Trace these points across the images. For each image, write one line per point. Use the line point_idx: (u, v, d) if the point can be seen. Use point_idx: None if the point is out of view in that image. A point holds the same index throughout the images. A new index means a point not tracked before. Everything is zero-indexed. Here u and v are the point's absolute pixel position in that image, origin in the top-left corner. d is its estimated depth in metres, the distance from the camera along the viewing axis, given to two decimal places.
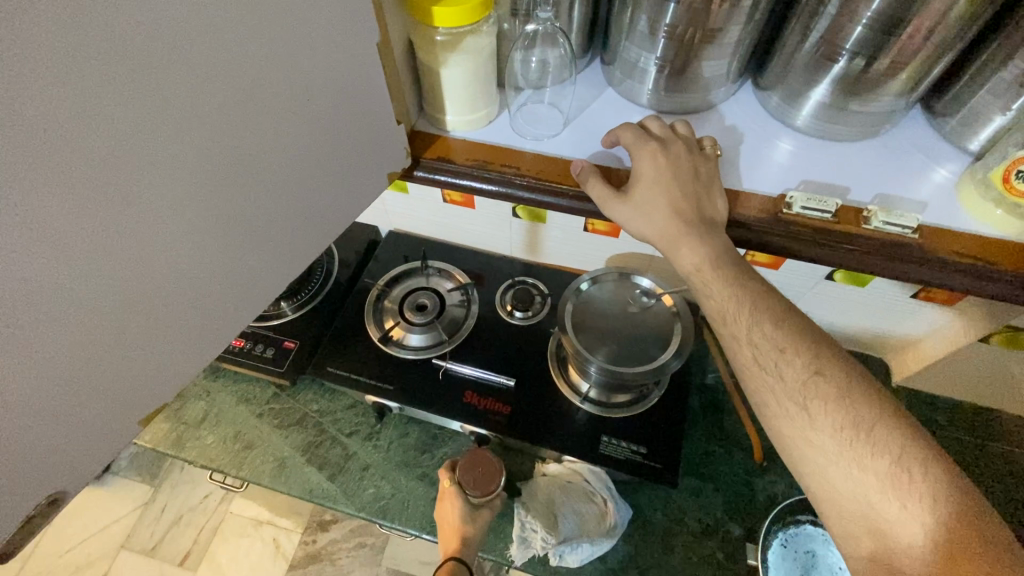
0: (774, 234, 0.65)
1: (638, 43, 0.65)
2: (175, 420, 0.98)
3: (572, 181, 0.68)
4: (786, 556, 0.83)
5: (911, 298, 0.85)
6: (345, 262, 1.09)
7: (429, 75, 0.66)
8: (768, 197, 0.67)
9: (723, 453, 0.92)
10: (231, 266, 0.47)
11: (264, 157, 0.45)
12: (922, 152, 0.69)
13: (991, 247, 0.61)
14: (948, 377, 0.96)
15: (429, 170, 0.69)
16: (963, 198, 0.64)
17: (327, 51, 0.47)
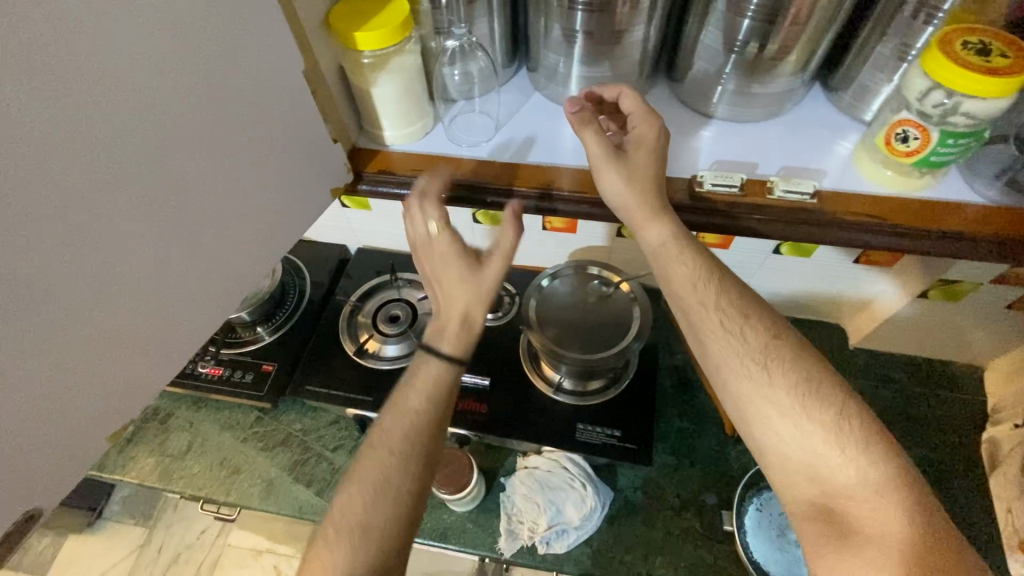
0: (686, 213, 0.70)
1: (553, 49, 0.69)
2: (162, 454, 0.99)
3: (505, 180, 0.73)
4: (762, 520, 0.87)
5: (854, 263, 0.90)
6: (317, 282, 1.11)
7: (363, 95, 0.70)
8: (681, 179, 0.71)
9: (695, 428, 0.96)
10: (177, 287, 0.51)
11: (201, 184, 0.49)
12: (829, 126, 0.73)
13: (878, 207, 0.66)
14: (900, 334, 1.02)
15: (372, 183, 0.73)
16: (859, 166, 0.69)
17: (256, 84, 0.52)
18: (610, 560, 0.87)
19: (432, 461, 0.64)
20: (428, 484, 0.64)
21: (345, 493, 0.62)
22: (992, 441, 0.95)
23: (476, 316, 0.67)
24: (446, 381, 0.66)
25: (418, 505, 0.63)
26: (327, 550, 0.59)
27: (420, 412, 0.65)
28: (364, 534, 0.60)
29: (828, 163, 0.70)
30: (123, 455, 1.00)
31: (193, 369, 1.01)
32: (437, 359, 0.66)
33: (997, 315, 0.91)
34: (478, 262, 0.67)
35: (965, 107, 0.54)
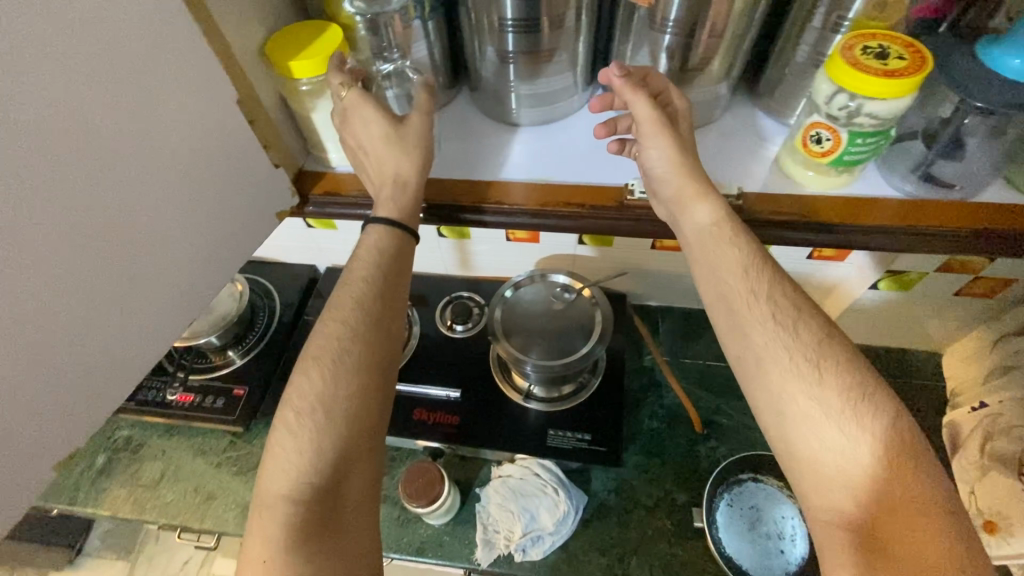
0: (622, 222, 0.72)
1: (490, 70, 0.72)
2: (134, 484, 0.99)
3: (447, 197, 0.74)
4: (734, 515, 0.89)
5: (807, 259, 0.90)
6: (287, 303, 1.12)
7: (305, 120, 0.72)
8: (614, 187, 0.74)
9: (666, 428, 0.98)
10: (122, 319, 0.53)
11: (139, 218, 0.51)
12: (758, 130, 0.76)
13: (815, 207, 0.68)
14: (860, 325, 1.05)
15: (320, 205, 0.76)
16: (782, 167, 0.71)
17: (188, 115, 0.54)
18: (585, 564, 0.87)
19: (385, 328, 0.64)
20: (385, 353, 0.64)
21: (299, 374, 0.62)
22: (951, 424, 0.98)
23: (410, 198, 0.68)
24: (391, 252, 0.67)
25: (381, 375, 0.63)
26: (288, 431, 0.59)
27: (367, 276, 0.66)
28: (325, 412, 0.59)
29: (757, 166, 0.73)
30: (95, 487, 0.99)
31: (162, 396, 1.01)
32: (377, 227, 0.67)
33: (946, 302, 0.95)
34: (398, 122, 0.67)
35: (867, 109, 0.58)
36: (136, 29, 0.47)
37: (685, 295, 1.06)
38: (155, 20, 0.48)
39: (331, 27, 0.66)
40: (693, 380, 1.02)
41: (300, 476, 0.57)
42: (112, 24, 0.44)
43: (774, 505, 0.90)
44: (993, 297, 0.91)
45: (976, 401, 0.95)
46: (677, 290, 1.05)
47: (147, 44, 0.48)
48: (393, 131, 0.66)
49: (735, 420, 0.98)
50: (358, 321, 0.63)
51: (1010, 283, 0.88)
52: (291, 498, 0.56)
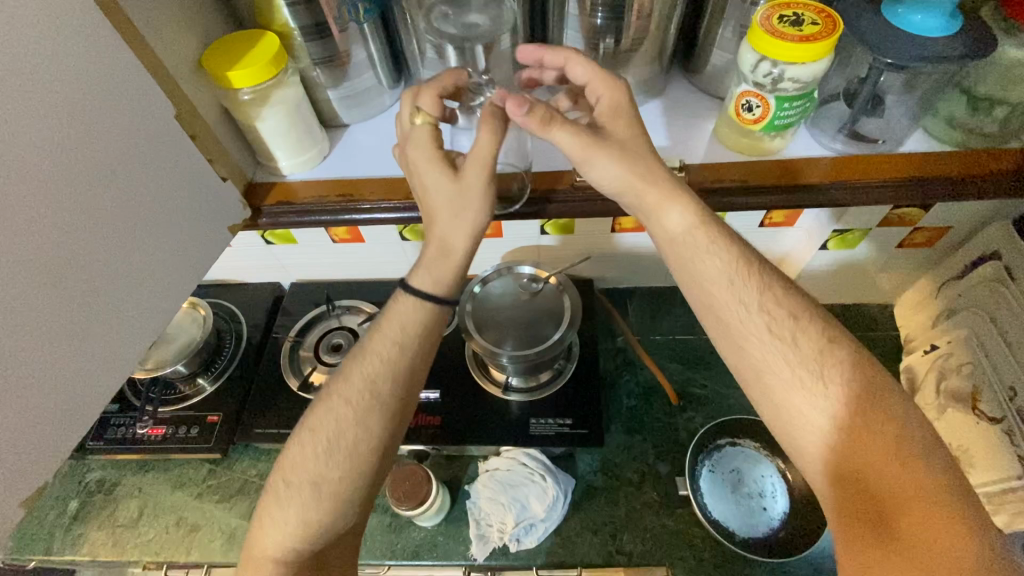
0: (575, 202, 0.74)
1: (431, 66, 0.73)
2: (112, 525, 0.95)
3: (402, 196, 0.74)
4: (716, 480, 0.92)
5: (761, 227, 0.94)
6: (254, 324, 1.10)
7: (251, 131, 0.72)
8: (564, 172, 0.75)
9: (644, 404, 1.00)
10: (75, 346, 0.51)
11: (83, 240, 0.50)
12: (695, 106, 0.79)
13: (760, 172, 0.72)
14: (816, 287, 1.09)
15: (273, 215, 0.75)
16: (722, 138, 0.74)
17: (124, 133, 0.53)
18: (580, 545, 0.89)
19: (388, 406, 0.64)
20: (372, 474, 0.64)
21: (298, 443, 0.64)
22: (908, 368, 1.03)
23: (448, 266, 0.66)
24: (415, 324, 0.66)
25: (375, 457, 0.64)
26: (282, 499, 0.62)
27: (380, 352, 0.66)
28: (317, 490, 0.62)
29: (698, 139, 0.76)
30: (70, 533, 0.95)
31: (133, 432, 0.98)
32: (409, 298, 0.66)
33: (891, 255, 1.00)
34: (456, 173, 0.63)
35: (790, 74, 0.61)
36: (60, 48, 0.45)
37: (649, 275, 1.08)
38: (77, 36, 0.47)
39: (266, 35, 0.66)
40: (666, 356, 1.05)
41: (288, 541, 0.62)
42: (35, 45, 0.44)
43: (753, 466, 0.93)
44: (934, 246, 0.97)
45: (929, 343, 1.00)
46: (641, 271, 1.07)
47: (76, 63, 0.47)
48: (453, 189, 0.62)
49: (708, 388, 1.01)
50: (357, 400, 0.64)
51: (947, 230, 0.94)
52: (280, 559, 0.62)
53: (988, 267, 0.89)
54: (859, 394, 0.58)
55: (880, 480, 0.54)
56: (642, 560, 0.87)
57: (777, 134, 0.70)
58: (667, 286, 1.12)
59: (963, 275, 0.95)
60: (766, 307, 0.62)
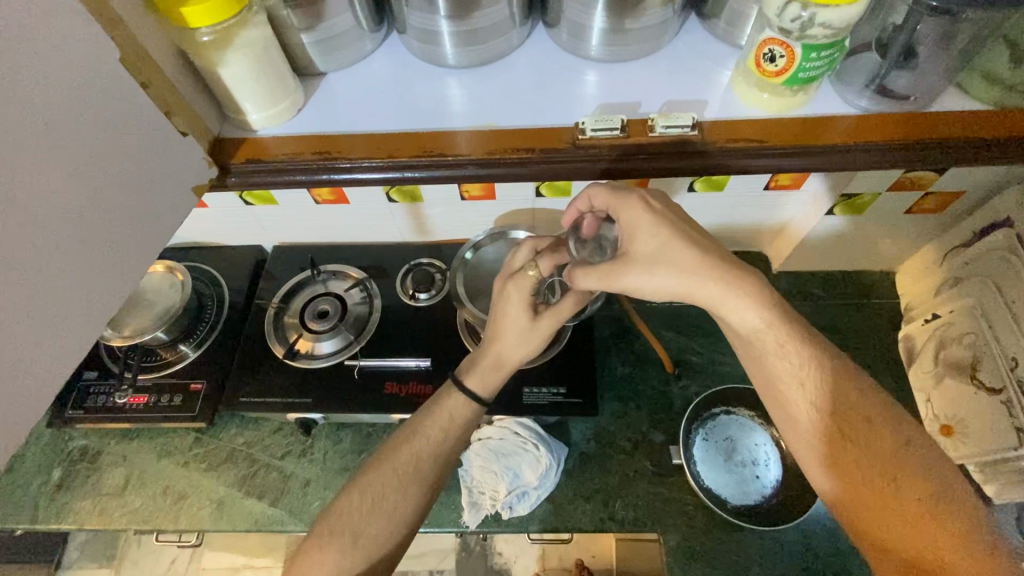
0: (578, 162, 0.68)
1: (417, 7, 0.65)
2: (97, 494, 0.94)
3: (384, 154, 0.69)
4: (709, 449, 0.91)
5: (765, 190, 0.91)
6: (236, 289, 1.06)
7: (213, 78, 0.65)
8: (564, 128, 0.70)
9: (639, 372, 0.99)
10: (27, 321, 0.46)
11: (24, 197, 0.44)
12: (706, 57, 0.73)
13: (772, 129, 0.67)
14: (817, 254, 1.06)
15: (242, 173, 0.69)
16: (738, 91, 0.69)
17: (68, 80, 0.46)
18: (572, 512, 0.89)
19: (428, 480, 0.73)
20: (402, 535, 0.72)
21: (347, 496, 0.72)
22: (907, 338, 1.01)
23: (499, 375, 0.78)
24: (462, 418, 0.77)
25: (406, 523, 0.72)
26: (323, 547, 0.68)
27: (431, 435, 0.75)
28: (355, 540, 0.69)
29: (710, 93, 0.70)
30: (55, 503, 0.93)
31: (113, 400, 0.95)
32: (460, 396, 0.77)
33: (898, 221, 0.96)
34: (535, 317, 0.75)
35: (821, 19, 0.56)
36: None
37: None
38: None
39: None
40: (662, 324, 1.03)
41: None
42: None
43: (745, 434, 0.93)
44: (942, 212, 0.93)
45: (930, 313, 0.98)
46: None
47: None
48: (528, 327, 0.75)
49: (704, 356, 1.00)
50: (407, 471, 0.73)
51: (958, 196, 0.90)
52: None
53: (997, 235, 0.86)
54: (844, 410, 0.62)
55: (909, 529, 0.57)
56: (634, 526, 0.87)
57: (800, 88, 0.65)
58: None
59: (970, 243, 0.92)
60: (756, 291, 0.62)
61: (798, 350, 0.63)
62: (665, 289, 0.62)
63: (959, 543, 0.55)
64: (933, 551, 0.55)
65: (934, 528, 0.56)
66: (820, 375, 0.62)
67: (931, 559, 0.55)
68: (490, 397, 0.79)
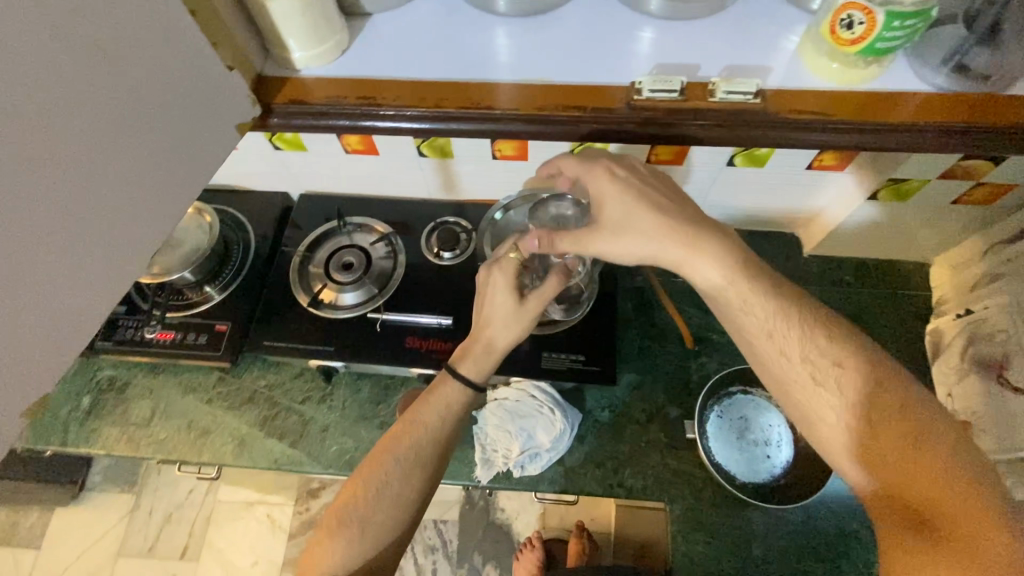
0: (629, 124, 0.66)
1: None
2: (125, 423, 0.97)
3: (429, 103, 0.67)
4: (723, 426, 0.92)
5: (806, 170, 0.90)
6: (262, 235, 1.06)
7: (262, 14, 0.62)
8: (619, 87, 0.67)
9: (658, 346, 0.99)
10: (92, 254, 0.46)
11: (83, 126, 0.43)
12: (771, 21, 0.69)
13: (837, 102, 0.64)
14: (852, 239, 1.03)
15: (284, 115, 0.68)
16: (805, 60, 0.66)
17: (127, 7, 0.44)
18: (582, 475, 0.91)
19: (427, 471, 0.74)
20: (407, 522, 0.74)
21: (350, 489, 0.73)
22: (935, 331, 1.00)
23: (491, 359, 0.79)
24: (459, 404, 0.78)
25: (411, 510, 0.73)
26: (328, 539, 0.70)
27: (430, 423, 0.76)
28: (362, 528, 0.71)
29: (774, 60, 0.67)
30: (85, 428, 0.97)
31: (141, 335, 0.98)
32: (455, 384, 0.78)
33: (943, 211, 0.93)
34: (521, 298, 0.78)
35: None
36: None
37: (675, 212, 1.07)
38: None
39: None
40: (685, 299, 1.02)
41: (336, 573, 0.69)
42: None
43: (759, 414, 0.94)
44: (990, 205, 0.90)
45: (963, 308, 0.96)
46: None
47: None
48: (514, 309, 0.77)
49: (726, 335, 0.99)
50: (408, 459, 0.74)
51: (1010, 188, 0.86)
52: None
53: None
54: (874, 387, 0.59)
55: (893, 475, 0.56)
56: (642, 494, 0.89)
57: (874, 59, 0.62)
58: None
59: (1015, 238, 0.89)
60: None
61: (827, 335, 0.63)
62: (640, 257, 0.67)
63: (945, 484, 0.54)
64: (928, 497, 0.54)
65: (925, 469, 0.55)
66: (854, 361, 0.61)
67: (922, 503, 0.54)
68: (484, 381, 0.79)
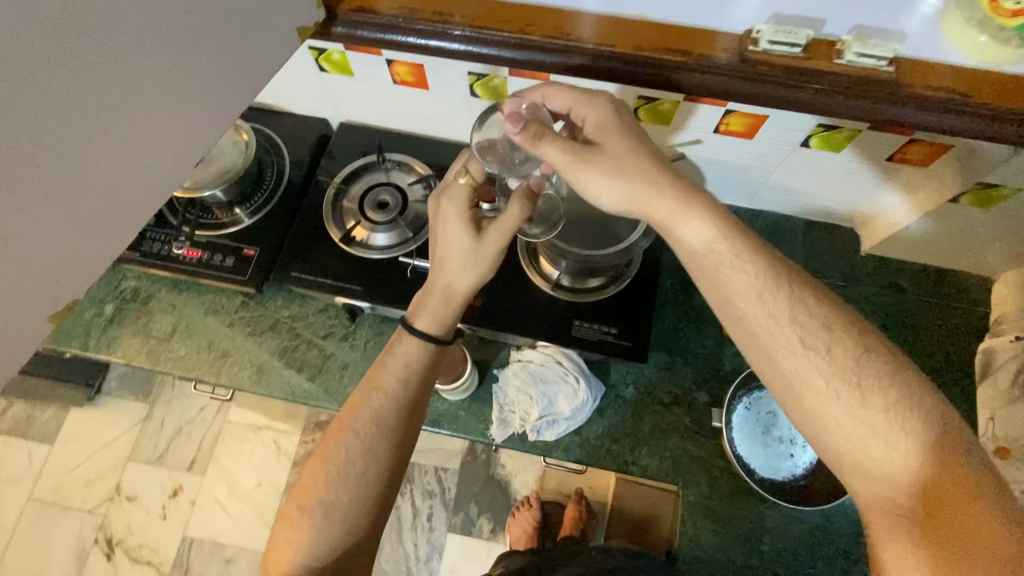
0: (739, 77, 0.62)
1: None
2: (146, 335, 0.97)
3: (504, 26, 0.64)
4: (749, 418, 0.90)
5: (885, 162, 0.84)
6: (298, 162, 1.02)
7: None
8: (733, 36, 0.63)
9: (694, 329, 0.95)
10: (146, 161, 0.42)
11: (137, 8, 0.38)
12: None
13: (971, 81, 0.60)
14: (916, 243, 0.96)
15: (351, 23, 0.64)
16: (946, 29, 0.60)
17: None
18: (598, 449, 0.89)
19: (390, 435, 0.72)
20: (378, 499, 0.72)
21: (312, 470, 0.72)
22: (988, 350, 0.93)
23: (449, 309, 0.74)
24: (418, 364, 0.74)
25: (381, 483, 0.72)
26: (294, 524, 0.70)
27: (387, 387, 0.73)
28: (328, 512, 0.70)
29: (906, 23, 0.61)
30: (106, 335, 0.97)
31: (168, 250, 0.96)
32: (412, 339, 0.74)
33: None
34: (479, 234, 0.71)
35: None
36: None
37: (732, 190, 1.01)
38: None
39: None
40: None
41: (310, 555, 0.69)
42: None
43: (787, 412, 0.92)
44: None
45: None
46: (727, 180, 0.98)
47: None
48: (472, 246, 0.71)
49: None
50: (367, 432, 0.72)
51: None
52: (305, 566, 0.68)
53: None
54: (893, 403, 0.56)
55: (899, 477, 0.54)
56: (656, 475, 0.87)
57: None
58: (744, 208, 1.05)
59: None
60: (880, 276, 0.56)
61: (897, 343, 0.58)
62: (630, 190, 0.62)
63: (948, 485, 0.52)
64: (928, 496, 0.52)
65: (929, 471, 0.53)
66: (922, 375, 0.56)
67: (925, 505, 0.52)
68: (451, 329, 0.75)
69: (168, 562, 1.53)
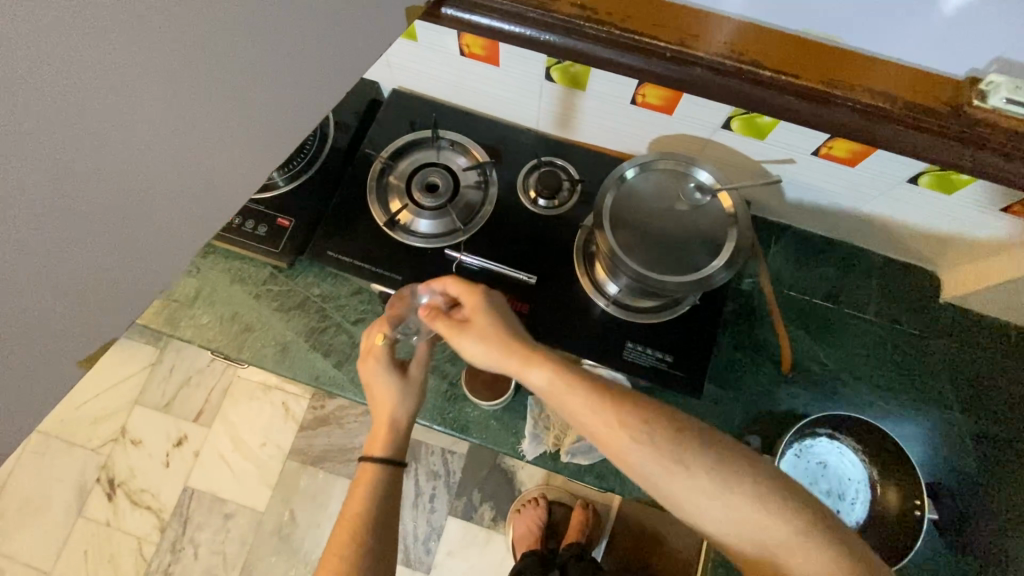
0: (951, 135, 0.56)
1: None
2: (166, 297, 0.90)
3: (649, 31, 0.59)
4: (797, 465, 0.85)
5: (999, 213, 0.75)
6: (343, 127, 0.94)
7: None
8: (954, 81, 0.55)
9: (750, 362, 0.89)
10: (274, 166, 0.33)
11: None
12: None
13: None
14: (1007, 300, 0.85)
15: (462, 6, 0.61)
16: None
17: None
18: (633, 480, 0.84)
19: (372, 559, 0.68)
20: None
21: None
22: None
23: (395, 441, 0.74)
24: (383, 483, 0.72)
25: None
26: None
27: (358, 513, 0.70)
28: None
29: None
30: None
31: None
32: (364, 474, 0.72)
33: None
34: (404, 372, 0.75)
35: None
36: None
37: (813, 214, 0.92)
38: None
39: None
40: (795, 316, 0.92)
41: None
42: None
43: (840, 463, 0.87)
44: None
45: None
46: (808, 205, 0.90)
47: None
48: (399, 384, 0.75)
49: (828, 369, 0.89)
50: (355, 559, 0.66)
51: None
52: None
53: None
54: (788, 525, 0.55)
55: None
56: None
57: None
58: (819, 235, 0.96)
59: None
60: None
61: None
62: (501, 353, 0.65)
63: None
64: None
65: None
66: None
67: None
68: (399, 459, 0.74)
69: (168, 510, 1.53)
